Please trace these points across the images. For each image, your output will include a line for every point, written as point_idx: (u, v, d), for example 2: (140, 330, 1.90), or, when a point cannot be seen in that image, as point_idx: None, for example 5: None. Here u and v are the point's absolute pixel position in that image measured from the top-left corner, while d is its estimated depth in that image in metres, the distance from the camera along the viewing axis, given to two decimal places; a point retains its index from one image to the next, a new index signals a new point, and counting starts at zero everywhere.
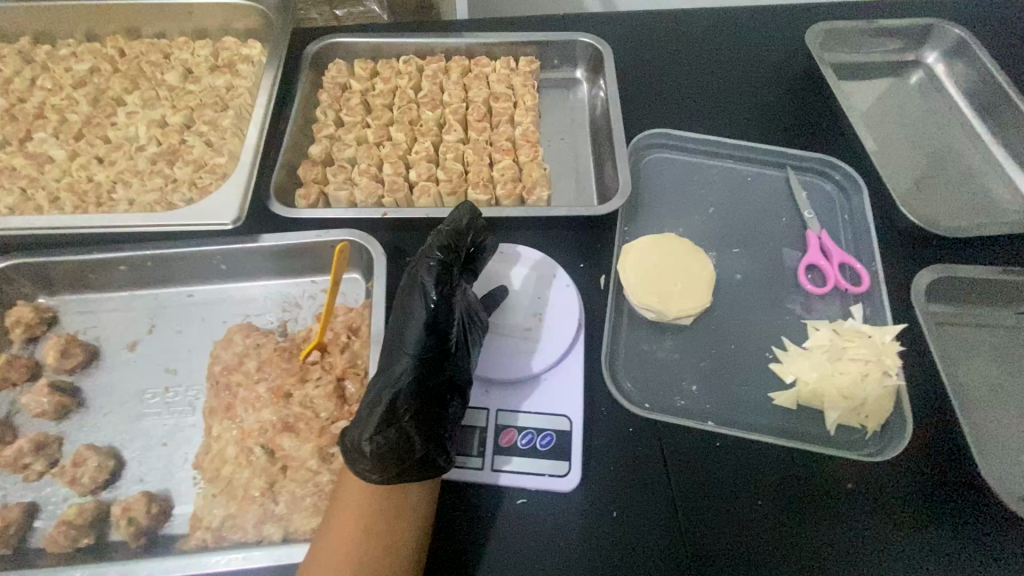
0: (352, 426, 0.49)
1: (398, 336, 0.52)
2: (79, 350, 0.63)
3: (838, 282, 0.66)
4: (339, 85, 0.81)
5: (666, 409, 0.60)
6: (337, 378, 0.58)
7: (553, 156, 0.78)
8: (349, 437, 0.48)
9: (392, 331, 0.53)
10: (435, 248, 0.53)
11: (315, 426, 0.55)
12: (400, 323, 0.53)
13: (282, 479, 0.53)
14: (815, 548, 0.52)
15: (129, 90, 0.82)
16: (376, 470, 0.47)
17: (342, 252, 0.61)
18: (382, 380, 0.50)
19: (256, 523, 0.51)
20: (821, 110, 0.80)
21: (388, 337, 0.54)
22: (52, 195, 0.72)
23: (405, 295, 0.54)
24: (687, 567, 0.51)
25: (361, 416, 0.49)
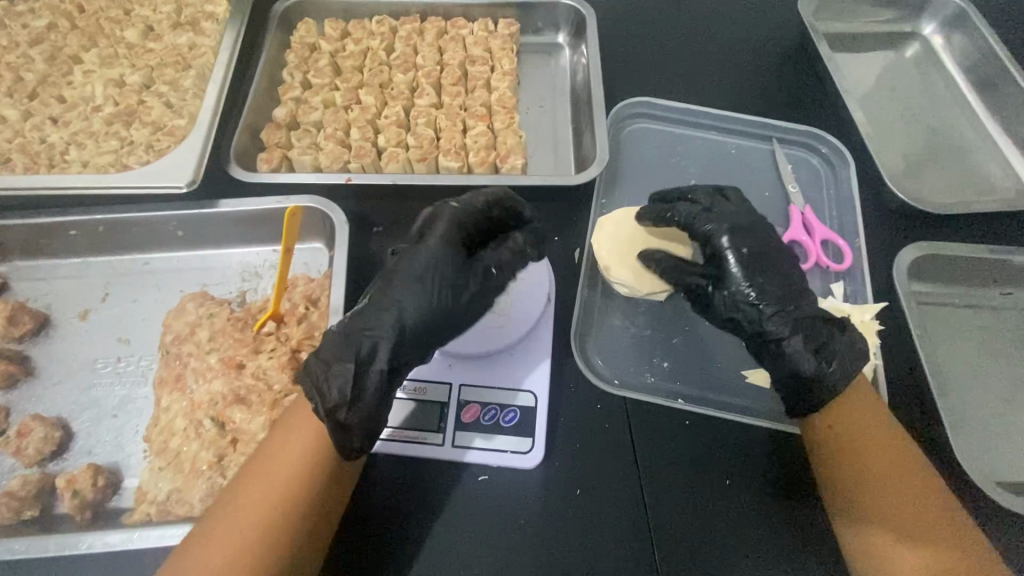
0: (347, 395, 0.46)
1: (444, 301, 0.49)
2: (28, 317, 0.60)
3: (819, 258, 0.64)
4: (308, 46, 0.77)
5: (635, 386, 0.58)
6: (294, 350, 0.56)
7: (531, 124, 0.75)
8: (344, 414, 0.46)
9: (425, 286, 0.49)
10: (521, 241, 0.54)
11: (268, 398, 0.53)
12: (447, 286, 0.49)
13: (231, 452, 0.51)
14: (775, 527, 0.51)
15: (86, 47, 0.78)
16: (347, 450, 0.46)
17: (294, 217, 0.58)
18: (404, 347, 0.48)
19: (203, 498, 0.49)
20: (811, 81, 0.77)
21: (416, 289, 0.49)
22: (4, 157, 0.69)
23: (457, 257, 0.51)
24: (647, 546, 0.50)
25: (362, 384, 0.47)
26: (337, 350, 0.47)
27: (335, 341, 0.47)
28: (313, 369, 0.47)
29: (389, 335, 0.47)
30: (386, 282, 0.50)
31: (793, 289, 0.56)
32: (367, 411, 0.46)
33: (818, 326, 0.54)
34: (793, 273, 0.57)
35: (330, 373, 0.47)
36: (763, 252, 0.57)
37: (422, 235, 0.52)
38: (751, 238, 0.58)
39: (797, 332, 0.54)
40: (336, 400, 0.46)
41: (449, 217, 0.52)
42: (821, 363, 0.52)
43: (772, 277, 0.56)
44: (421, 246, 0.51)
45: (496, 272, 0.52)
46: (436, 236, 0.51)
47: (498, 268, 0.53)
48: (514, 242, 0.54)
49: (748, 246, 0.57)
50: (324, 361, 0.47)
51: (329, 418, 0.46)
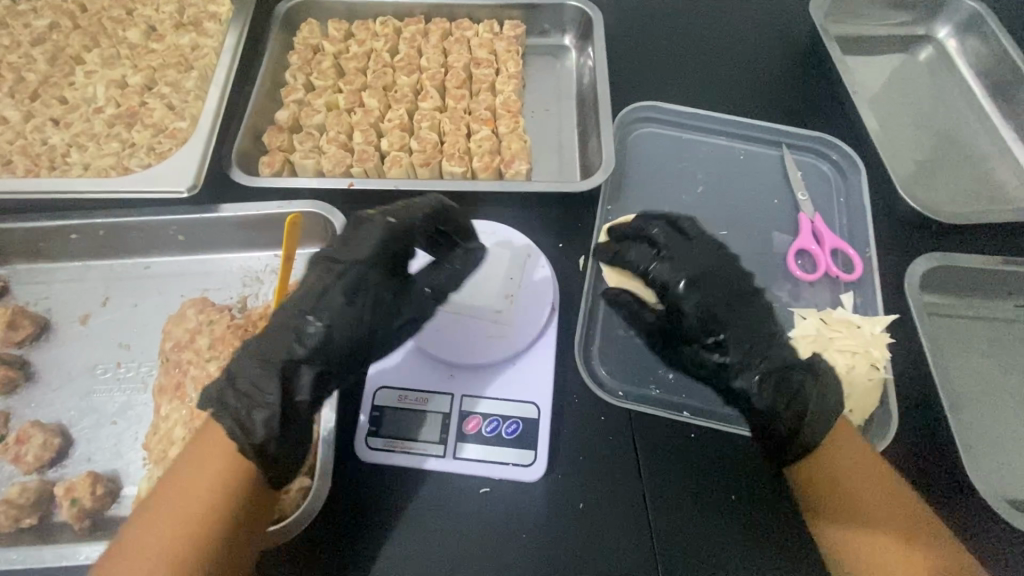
0: (274, 429, 0.44)
1: (379, 326, 0.50)
2: (28, 322, 0.60)
3: (828, 268, 0.63)
4: (311, 47, 0.76)
5: (641, 398, 0.57)
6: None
7: (535, 128, 0.74)
8: (274, 447, 0.44)
9: (361, 311, 0.49)
10: (455, 262, 0.56)
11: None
12: (381, 310, 0.50)
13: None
14: (781, 544, 0.50)
15: (88, 47, 0.77)
16: (279, 476, 0.45)
17: (297, 223, 0.56)
18: (329, 374, 0.48)
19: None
20: (822, 85, 0.76)
21: (347, 313, 0.48)
22: (5, 158, 0.69)
23: (389, 280, 0.51)
24: (651, 562, 0.49)
25: (291, 415, 0.46)
26: (258, 380, 0.45)
27: (257, 371, 0.45)
28: (228, 403, 0.45)
29: (317, 364, 0.47)
30: (312, 303, 0.48)
31: (759, 331, 0.54)
32: (294, 440, 0.46)
33: (784, 374, 0.52)
34: (760, 311, 0.55)
35: (252, 407, 0.45)
36: (724, 294, 0.55)
37: (350, 255, 0.51)
38: (714, 286, 0.55)
39: (763, 383, 0.52)
40: (263, 435, 0.44)
41: (382, 236, 0.51)
42: (794, 412, 0.50)
43: (738, 323, 0.54)
44: (352, 267, 0.50)
45: (432, 294, 0.54)
46: (369, 257, 0.50)
47: (434, 290, 0.54)
48: (448, 264, 0.56)
49: (709, 292, 0.55)
50: (244, 394, 0.45)
51: (255, 451, 0.43)
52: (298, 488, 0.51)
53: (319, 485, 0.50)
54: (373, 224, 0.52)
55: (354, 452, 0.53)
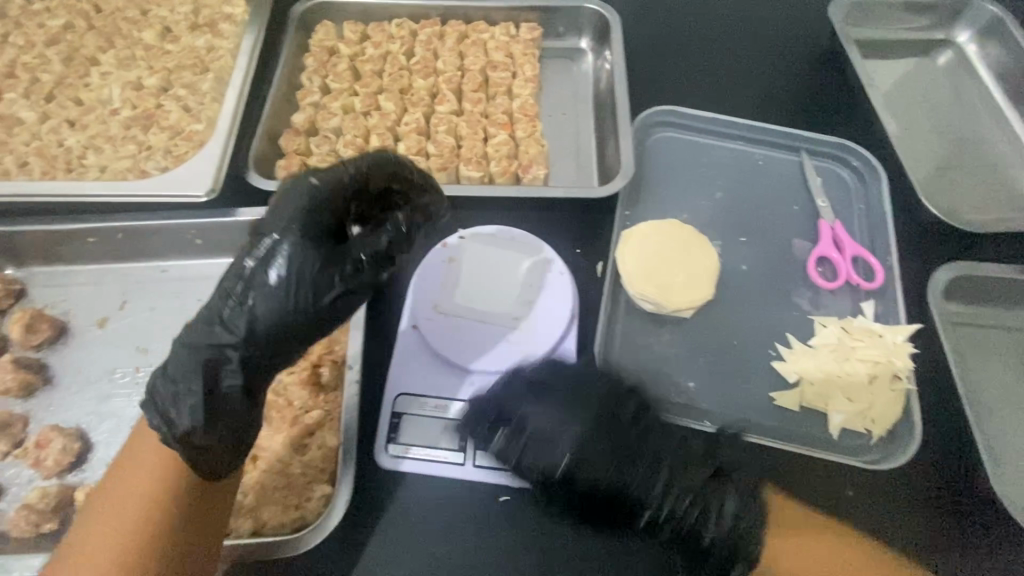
0: (200, 418, 0.40)
1: (305, 302, 0.42)
2: (46, 325, 0.60)
3: (849, 276, 0.62)
4: (326, 49, 0.75)
5: (661, 407, 0.57)
6: (313, 365, 0.56)
7: (552, 132, 0.74)
8: (200, 438, 0.40)
9: (283, 286, 0.42)
10: (402, 221, 0.46)
11: (288, 415, 0.54)
12: (306, 280, 0.42)
13: (252, 469, 0.52)
14: None
15: (103, 48, 0.77)
16: (218, 471, 0.43)
17: None
18: (259, 357, 0.43)
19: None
20: (842, 90, 0.75)
21: (269, 287, 0.42)
22: (21, 160, 0.69)
23: (318, 246, 0.43)
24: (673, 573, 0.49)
25: (217, 406, 0.41)
26: (184, 366, 0.41)
27: (179, 357, 0.41)
28: (157, 390, 0.41)
29: (240, 348, 0.42)
30: (236, 279, 0.43)
31: (668, 439, 0.52)
32: (225, 434, 0.42)
33: (708, 473, 0.50)
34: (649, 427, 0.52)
35: (179, 396, 0.41)
36: (601, 432, 0.51)
37: (274, 221, 0.44)
38: (610, 436, 0.51)
39: (694, 494, 0.49)
40: (188, 425, 0.40)
41: (307, 197, 0.44)
42: (728, 512, 0.48)
43: (640, 459, 0.50)
44: (275, 234, 0.43)
45: (371, 260, 0.45)
46: (293, 221, 0.43)
47: (373, 256, 0.45)
48: (393, 224, 0.46)
49: (597, 443, 0.51)
50: (171, 380, 0.41)
51: (180, 442, 0.40)
52: (321, 497, 0.50)
53: (342, 492, 0.49)
54: (299, 185, 0.45)
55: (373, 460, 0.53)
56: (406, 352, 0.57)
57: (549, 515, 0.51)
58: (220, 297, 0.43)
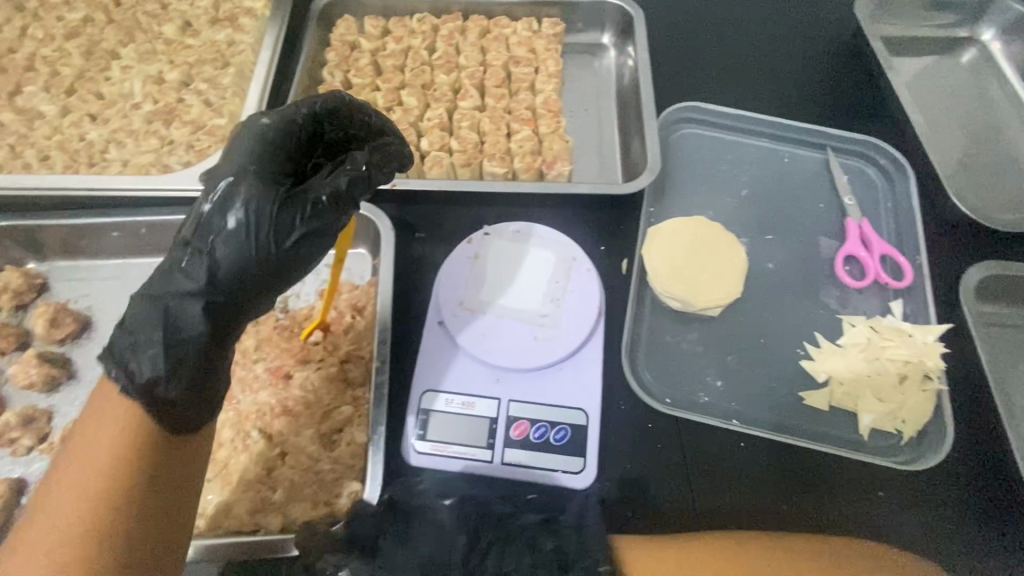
0: (162, 367, 0.41)
1: (263, 244, 0.43)
2: (69, 319, 0.60)
3: (877, 275, 0.61)
4: (348, 43, 0.75)
5: (688, 405, 0.56)
6: (341, 361, 0.56)
7: (574, 128, 0.73)
8: (163, 388, 0.41)
9: (241, 229, 0.42)
10: (361, 162, 0.46)
11: (318, 410, 0.54)
12: (263, 224, 0.42)
13: (281, 465, 0.51)
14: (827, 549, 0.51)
15: (124, 42, 0.77)
16: (182, 422, 0.43)
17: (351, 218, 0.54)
18: (224, 302, 0.44)
19: (251, 511, 0.49)
20: (867, 88, 0.74)
21: (228, 232, 0.42)
22: (42, 153, 0.68)
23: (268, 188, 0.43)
24: None
25: (178, 354, 0.42)
26: (146, 320, 0.42)
27: (141, 307, 0.42)
28: (115, 342, 0.42)
29: (200, 296, 0.42)
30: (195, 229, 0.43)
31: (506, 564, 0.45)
32: (190, 379, 0.42)
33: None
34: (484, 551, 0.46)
35: (137, 346, 0.42)
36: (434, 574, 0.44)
37: (224, 170, 0.44)
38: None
39: None
40: (149, 373, 0.41)
41: (257, 142, 0.45)
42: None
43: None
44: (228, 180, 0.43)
45: (330, 200, 0.44)
46: (245, 168, 0.43)
47: (331, 196, 0.44)
48: (352, 164, 0.45)
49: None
50: (131, 331, 0.42)
51: (141, 393, 0.41)
52: (349, 494, 0.50)
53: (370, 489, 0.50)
54: (246, 134, 0.45)
55: (402, 457, 0.53)
56: (432, 349, 0.57)
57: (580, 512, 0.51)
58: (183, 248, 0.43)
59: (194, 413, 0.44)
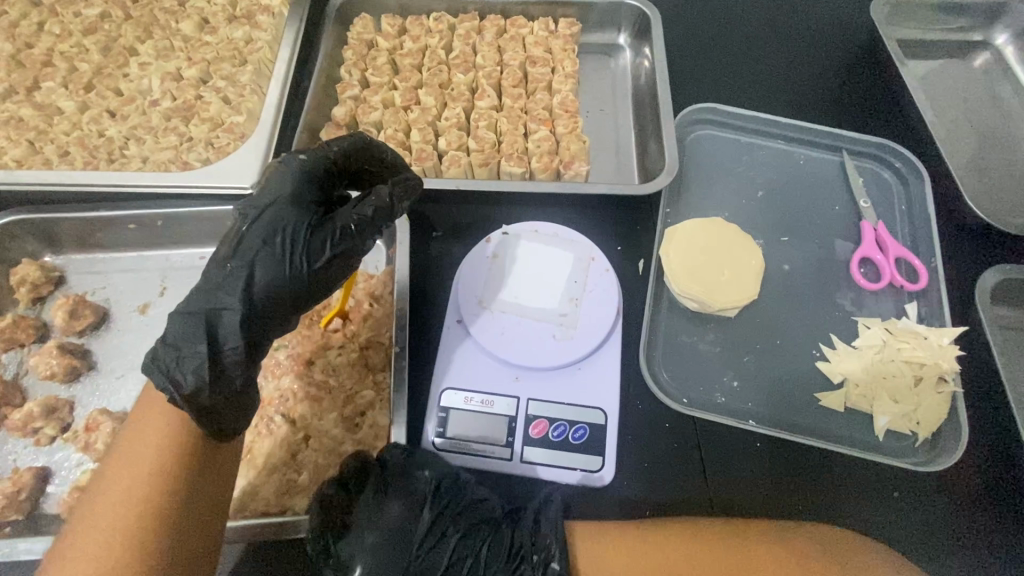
0: (206, 377, 0.42)
1: (296, 267, 0.45)
2: (88, 311, 0.60)
3: (893, 277, 0.61)
4: (365, 42, 0.75)
5: (705, 405, 0.57)
6: (361, 348, 0.56)
7: (591, 129, 0.73)
8: (207, 395, 0.42)
9: (275, 251, 0.45)
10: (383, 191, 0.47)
11: (339, 395, 0.55)
12: (295, 247, 0.45)
13: (305, 448, 0.53)
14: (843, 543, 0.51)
15: (142, 38, 0.77)
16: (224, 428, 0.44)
17: None
18: (258, 321, 0.45)
19: (278, 493, 0.51)
20: (883, 92, 0.75)
21: (263, 254, 0.45)
22: (62, 148, 0.69)
23: (302, 216, 0.46)
24: None
25: (220, 365, 0.43)
26: (186, 333, 0.43)
27: (179, 323, 0.43)
28: (157, 355, 0.42)
29: (237, 310, 0.43)
30: (230, 250, 0.45)
31: (461, 547, 0.48)
32: (230, 392, 0.44)
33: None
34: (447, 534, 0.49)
35: (182, 359, 0.42)
36: (398, 540, 0.48)
37: (263, 196, 0.47)
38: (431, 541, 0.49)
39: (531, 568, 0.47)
40: (194, 384, 0.42)
41: (291, 174, 0.47)
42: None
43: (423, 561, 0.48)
44: (264, 207, 0.46)
45: (357, 229, 0.46)
46: (279, 197, 0.46)
47: (359, 224, 0.46)
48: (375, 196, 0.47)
49: (387, 547, 0.48)
50: (173, 345, 0.43)
51: (185, 401, 0.42)
52: None
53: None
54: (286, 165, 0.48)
55: None
56: (451, 346, 0.57)
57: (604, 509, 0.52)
58: (219, 266, 0.45)
59: (230, 423, 0.45)
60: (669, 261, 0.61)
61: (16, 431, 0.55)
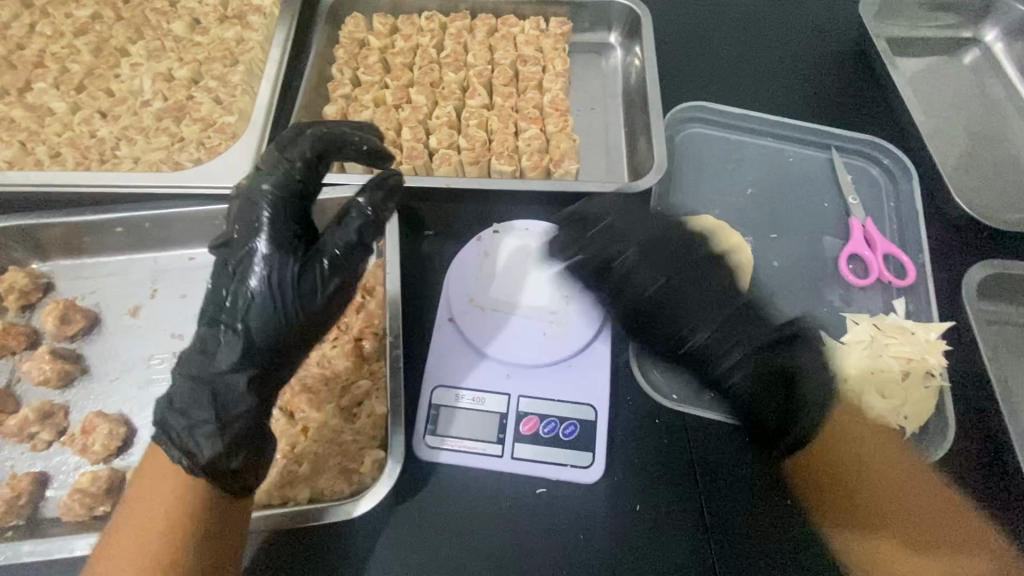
0: (221, 446, 0.42)
1: (294, 312, 0.44)
2: (79, 316, 0.61)
3: (881, 273, 0.62)
4: (357, 41, 0.76)
5: (694, 401, 0.57)
6: (355, 339, 0.57)
7: (582, 127, 0.74)
8: (224, 462, 0.42)
9: (266, 303, 0.44)
10: (364, 207, 0.47)
11: (336, 386, 0.55)
12: (285, 293, 0.44)
13: (304, 440, 0.53)
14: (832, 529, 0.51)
15: (133, 39, 0.77)
16: (237, 486, 0.44)
17: None
18: (266, 370, 0.45)
19: (279, 485, 0.51)
20: (871, 89, 0.75)
21: (255, 309, 0.44)
22: (53, 150, 0.69)
23: (286, 258, 0.45)
24: (706, 559, 0.50)
25: (229, 429, 0.43)
26: (193, 397, 0.43)
27: (184, 388, 0.43)
28: (167, 424, 0.43)
29: (245, 369, 0.44)
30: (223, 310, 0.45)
31: (725, 310, 0.57)
32: (246, 451, 0.44)
33: (761, 351, 0.56)
34: (710, 289, 0.58)
35: (193, 426, 0.42)
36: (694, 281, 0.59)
37: (240, 244, 0.45)
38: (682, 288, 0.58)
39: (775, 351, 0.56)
40: (210, 454, 0.42)
41: (257, 215, 0.45)
42: (734, 372, 0.54)
43: (705, 299, 0.58)
44: (244, 255, 0.45)
45: (344, 252, 0.46)
46: (257, 243, 0.45)
47: (345, 247, 0.46)
48: (354, 213, 0.46)
49: (669, 265, 0.59)
50: (182, 412, 0.43)
51: (202, 471, 0.42)
52: (371, 462, 0.51)
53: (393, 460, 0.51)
54: (246, 204, 0.45)
55: (413, 451, 0.53)
56: (442, 343, 0.57)
57: (597, 505, 0.52)
58: (212, 327, 0.45)
59: (247, 482, 0.45)
60: None
61: (11, 435, 0.55)
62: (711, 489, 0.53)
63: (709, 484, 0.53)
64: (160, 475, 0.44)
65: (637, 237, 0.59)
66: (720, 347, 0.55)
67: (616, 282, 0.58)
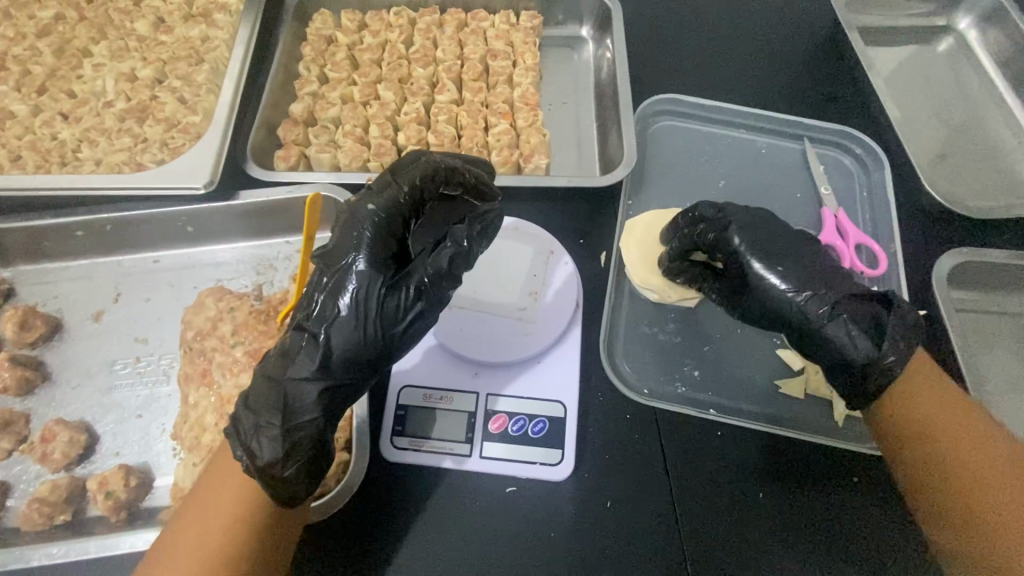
0: (279, 450, 0.42)
1: (374, 335, 0.44)
2: (40, 322, 0.59)
3: (854, 263, 0.61)
4: (324, 38, 0.75)
5: (666, 396, 0.57)
6: None
7: (554, 121, 0.73)
8: (281, 468, 0.41)
9: (351, 316, 0.43)
10: (462, 236, 0.46)
11: None
12: (372, 309, 0.43)
13: None
14: (808, 519, 0.51)
15: (96, 39, 0.76)
16: (286, 495, 0.42)
17: (314, 203, 0.52)
18: (336, 387, 0.44)
19: None
20: (844, 79, 0.75)
21: (340, 320, 0.43)
22: (13, 154, 0.67)
23: (377, 275, 0.44)
24: (677, 550, 0.49)
25: (293, 436, 0.42)
26: (264, 401, 0.43)
27: (258, 391, 0.43)
28: (241, 421, 0.43)
29: (316, 382, 0.43)
30: (308, 316, 0.44)
31: (819, 273, 0.53)
32: (303, 462, 0.42)
33: (857, 301, 0.51)
34: (808, 257, 0.54)
35: (258, 428, 0.42)
36: (786, 242, 0.55)
37: (340, 250, 0.44)
38: (770, 250, 0.54)
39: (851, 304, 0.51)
40: (269, 456, 0.41)
41: (364, 225, 0.45)
42: (831, 324, 0.50)
43: (796, 259, 0.54)
44: (342, 263, 0.44)
45: (433, 281, 0.45)
46: (358, 255, 0.44)
47: (435, 275, 0.45)
48: (453, 240, 0.45)
49: (762, 234, 0.55)
50: (253, 411, 0.43)
51: (259, 473, 0.41)
52: (336, 462, 0.51)
53: (358, 461, 0.50)
54: (356, 212, 0.45)
55: (380, 452, 0.52)
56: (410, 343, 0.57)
57: (568, 502, 0.51)
58: (296, 331, 0.44)
59: (303, 492, 0.43)
60: (642, 255, 0.62)
61: None
62: (681, 480, 0.52)
63: (680, 476, 0.52)
64: (229, 471, 0.45)
65: (743, 214, 0.57)
66: (820, 304, 0.50)
67: (736, 255, 0.55)
